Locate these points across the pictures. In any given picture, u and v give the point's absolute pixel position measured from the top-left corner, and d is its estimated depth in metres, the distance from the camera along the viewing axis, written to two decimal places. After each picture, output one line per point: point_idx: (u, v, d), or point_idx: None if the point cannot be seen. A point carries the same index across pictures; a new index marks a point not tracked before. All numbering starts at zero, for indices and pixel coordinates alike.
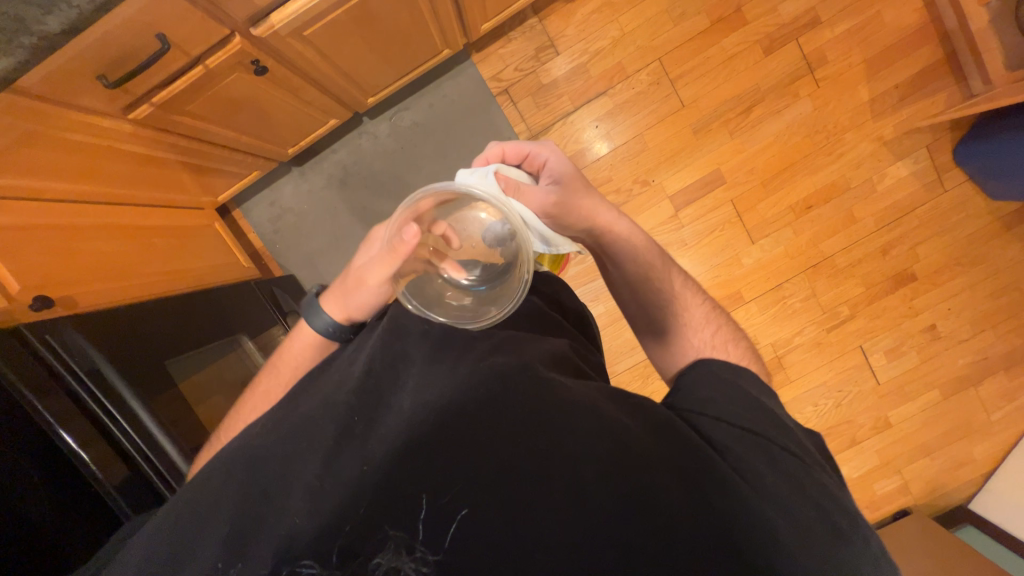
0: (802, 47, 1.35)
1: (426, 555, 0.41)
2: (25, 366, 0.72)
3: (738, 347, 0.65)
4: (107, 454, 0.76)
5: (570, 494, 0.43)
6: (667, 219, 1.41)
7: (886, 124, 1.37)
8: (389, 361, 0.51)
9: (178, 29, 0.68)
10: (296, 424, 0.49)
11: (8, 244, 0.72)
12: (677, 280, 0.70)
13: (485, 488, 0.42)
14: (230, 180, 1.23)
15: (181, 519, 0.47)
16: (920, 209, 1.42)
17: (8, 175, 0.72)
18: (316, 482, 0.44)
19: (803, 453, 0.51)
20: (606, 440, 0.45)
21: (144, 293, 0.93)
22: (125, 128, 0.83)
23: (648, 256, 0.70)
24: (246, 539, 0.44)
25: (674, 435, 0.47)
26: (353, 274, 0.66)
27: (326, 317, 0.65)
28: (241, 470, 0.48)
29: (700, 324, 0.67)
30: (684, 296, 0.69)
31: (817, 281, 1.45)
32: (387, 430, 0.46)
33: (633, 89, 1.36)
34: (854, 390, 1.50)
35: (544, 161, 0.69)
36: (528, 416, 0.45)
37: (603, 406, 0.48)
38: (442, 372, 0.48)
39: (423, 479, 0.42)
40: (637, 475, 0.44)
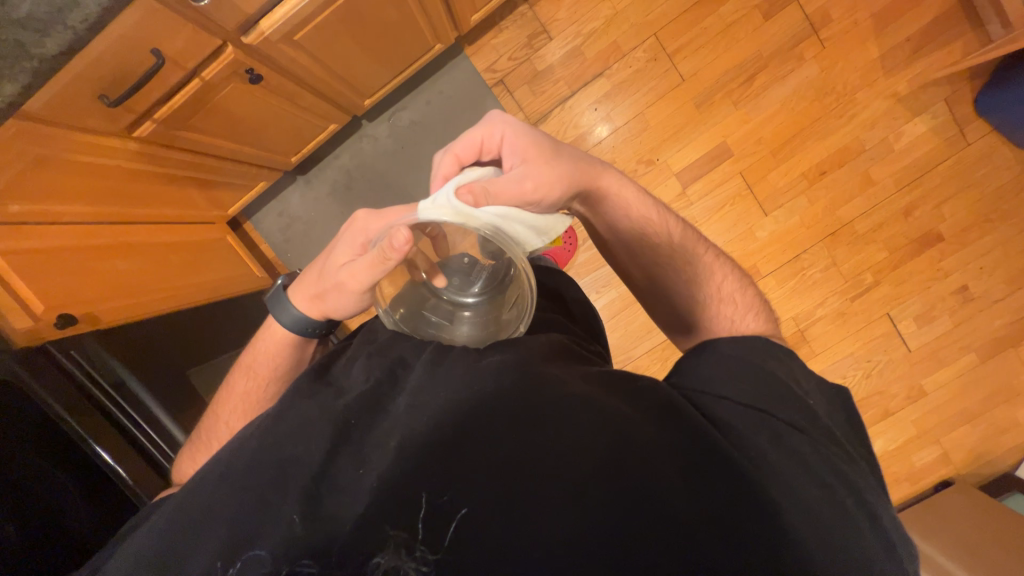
0: (804, 8, 1.30)
1: (425, 554, 0.40)
2: (54, 381, 0.75)
3: (745, 296, 0.65)
4: (136, 464, 0.79)
5: (568, 484, 0.42)
6: (675, 198, 1.38)
7: (899, 80, 1.31)
8: (389, 367, 0.54)
9: (170, 43, 0.70)
10: (292, 426, 0.50)
11: (25, 265, 0.74)
12: (677, 233, 0.68)
13: (482, 483, 0.42)
14: (238, 193, 1.26)
15: (180, 520, 0.47)
16: (942, 166, 1.35)
17: (25, 199, 0.75)
18: (313, 485, 0.45)
19: (816, 433, 0.49)
20: (606, 431, 0.44)
21: (163, 306, 0.96)
22: (130, 147, 0.85)
23: (644, 214, 0.68)
24: (245, 542, 0.43)
25: (680, 421, 0.46)
26: (329, 276, 0.63)
27: (298, 317, 0.68)
28: (237, 474, 0.48)
29: (707, 278, 0.65)
30: (688, 249, 0.67)
31: (837, 249, 1.40)
32: (384, 434, 0.47)
33: (630, 68, 1.33)
34: (884, 359, 1.45)
35: (501, 141, 0.60)
36: (523, 410, 0.45)
37: (601, 396, 0.48)
38: (438, 378, 0.50)
39: (419, 479, 0.42)
40: (637, 466, 0.43)
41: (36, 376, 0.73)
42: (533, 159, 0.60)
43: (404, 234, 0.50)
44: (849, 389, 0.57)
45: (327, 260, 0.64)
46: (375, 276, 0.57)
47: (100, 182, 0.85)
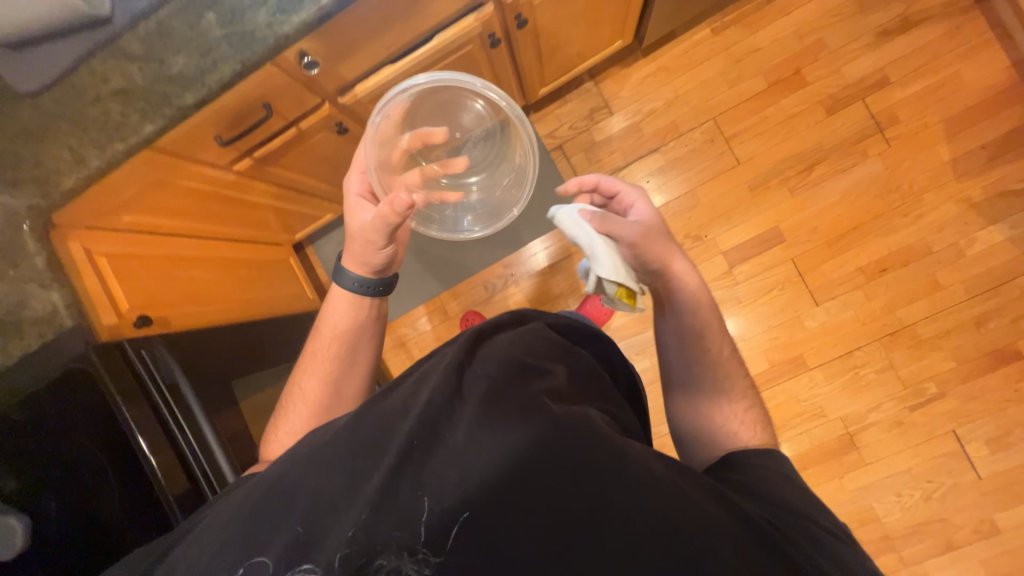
0: (870, 107, 1.30)
1: (428, 557, 0.45)
2: (116, 370, 0.77)
3: (753, 414, 0.74)
4: (171, 466, 0.78)
5: (614, 541, 0.46)
6: (720, 275, 1.37)
7: (971, 186, 1.27)
8: (450, 395, 0.53)
9: (280, 101, 0.78)
10: (362, 439, 0.52)
11: (122, 268, 0.86)
12: (719, 344, 0.77)
13: (536, 526, 0.46)
14: (307, 221, 1.39)
15: (252, 519, 0.50)
16: (1022, 278, 1.26)
17: (138, 214, 0.89)
18: (377, 500, 0.47)
19: (813, 513, 0.58)
20: (652, 497, 0.48)
21: (227, 317, 1.06)
22: (228, 177, 0.95)
23: (705, 317, 0.77)
24: (307, 544, 0.46)
25: (719, 500, 0.53)
26: (362, 231, 0.77)
27: (354, 278, 0.81)
28: (312, 482, 0.50)
29: (729, 389, 0.76)
30: (722, 359, 0.77)
31: (895, 352, 1.32)
32: (444, 463, 0.48)
33: (686, 147, 1.38)
34: (947, 482, 1.30)
35: (630, 205, 0.78)
36: (581, 463, 0.48)
37: (648, 468, 0.51)
38: (504, 417, 0.50)
39: (481, 511, 0.46)
40: (670, 538, 0.47)
41: (104, 363, 0.76)
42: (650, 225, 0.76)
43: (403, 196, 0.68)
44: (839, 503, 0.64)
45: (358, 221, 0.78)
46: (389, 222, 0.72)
47: (199, 202, 0.96)
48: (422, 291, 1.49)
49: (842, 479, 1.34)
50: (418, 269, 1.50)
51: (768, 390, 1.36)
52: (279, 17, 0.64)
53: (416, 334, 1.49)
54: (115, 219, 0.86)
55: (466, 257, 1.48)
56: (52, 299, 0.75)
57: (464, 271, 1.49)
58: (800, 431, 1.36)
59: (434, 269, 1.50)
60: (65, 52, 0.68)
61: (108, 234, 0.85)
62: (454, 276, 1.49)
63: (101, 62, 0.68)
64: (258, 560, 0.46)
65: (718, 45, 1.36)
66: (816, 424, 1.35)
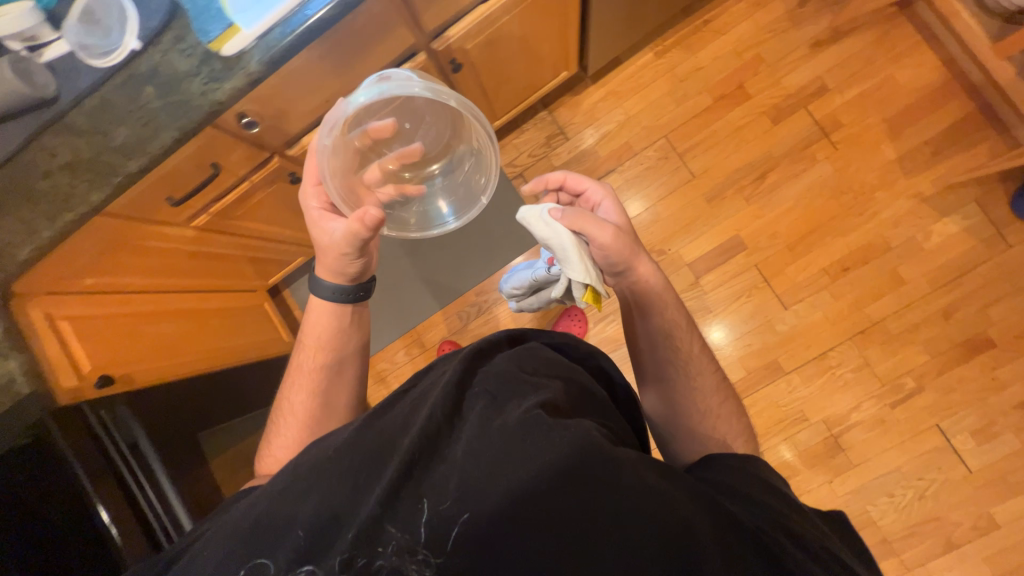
0: (812, 113, 1.35)
1: (428, 558, 0.47)
2: (76, 440, 0.80)
3: (738, 421, 0.73)
4: (131, 530, 0.80)
5: (608, 545, 0.47)
6: (688, 287, 1.38)
7: (920, 181, 1.30)
8: (450, 412, 0.56)
9: (227, 158, 0.83)
10: (368, 452, 0.55)
11: (86, 329, 0.87)
12: (694, 348, 0.76)
13: (532, 531, 0.48)
14: (279, 266, 1.41)
15: (257, 528, 0.51)
16: (983, 267, 1.28)
17: (102, 275, 0.91)
18: (378, 507, 0.49)
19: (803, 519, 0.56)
20: (646, 506, 0.48)
21: (192, 368, 1.07)
22: (187, 234, 1.00)
23: (675, 321, 0.75)
24: (313, 548, 0.48)
25: (709, 507, 0.52)
26: (332, 241, 0.75)
27: (330, 287, 0.80)
28: (318, 490, 0.52)
29: (710, 393, 0.74)
30: (700, 363, 0.75)
31: (869, 349, 1.32)
32: (444, 473, 0.51)
33: (642, 165, 1.42)
34: (938, 478, 1.28)
35: (598, 204, 0.79)
36: (573, 470, 0.49)
37: (648, 476, 0.51)
38: (500, 426, 0.53)
39: (478, 514, 0.48)
40: (666, 547, 0.47)
41: (65, 434, 0.79)
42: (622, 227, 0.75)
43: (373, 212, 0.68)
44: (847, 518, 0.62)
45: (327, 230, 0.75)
46: (359, 236, 0.71)
47: (163, 260, 0.99)
48: (397, 325, 1.50)
49: (832, 484, 1.31)
50: (391, 304, 1.51)
51: (747, 398, 1.35)
52: (212, 85, 0.68)
53: (394, 368, 1.49)
54: (75, 283, 0.87)
55: (438, 289, 1.50)
56: (10, 369, 0.75)
57: (436, 303, 1.50)
58: (785, 438, 1.34)
59: (407, 302, 1.51)
60: (15, 134, 0.71)
61: (71, 297, 0.87)
62: (426, 308, 1.50)
63: (50, 138, 0.71)
64: (262, 560, 0.49)
65: (662, 68, 1.42)
66: (799, 429, 1.33)
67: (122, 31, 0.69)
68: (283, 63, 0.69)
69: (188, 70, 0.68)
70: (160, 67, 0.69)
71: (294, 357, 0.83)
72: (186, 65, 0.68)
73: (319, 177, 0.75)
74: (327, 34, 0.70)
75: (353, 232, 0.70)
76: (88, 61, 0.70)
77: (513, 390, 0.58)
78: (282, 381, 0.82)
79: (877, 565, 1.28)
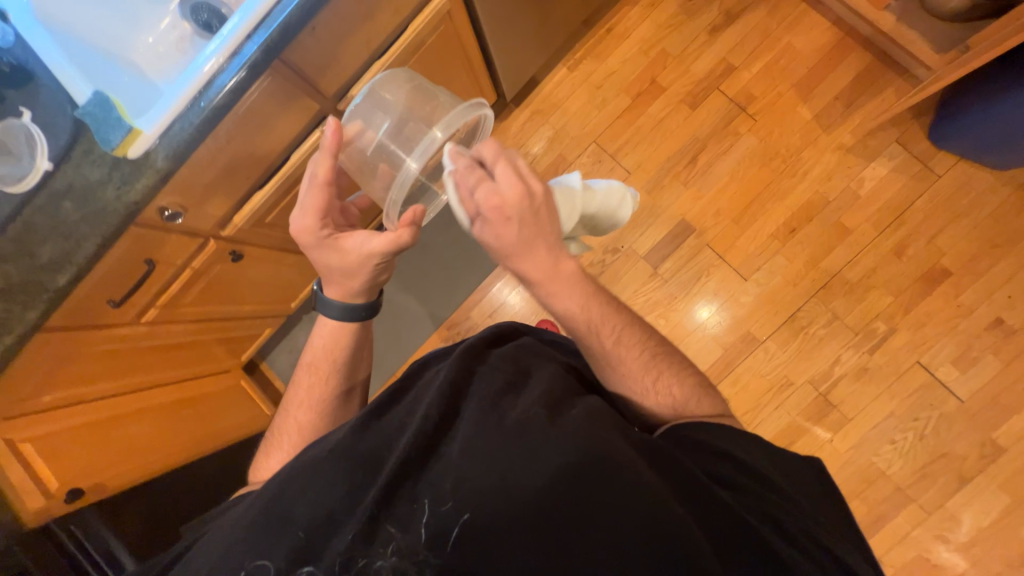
0: (726, 92, 1.42)
1: (428, 558, 0.49)
2: (44, 555, 0.82)
3: (684, 388, 0.61)
4: None
5: (597, 543, 0.48)
6: (648, 278, 1.40)
7: (841, 133, 1.37)
8: (447, 408, 0.56)
9: (161, 250, 0.86)
10: (364, 456, 0.55)
11: (47, 447, 0.88)
12: (612, 331, 0.60)
13: (526, 522, 0.49)
14: (250, 341, 1.39)
15: (248, 538, 0.52)
16: (919, 202, 1.33)
17: (61, 388, 0.91)
18: (376, 508, 0.51)
19: (812, 520, 0.52)
20: (637, 505, 0.48)
21: (164, 463, 1.07)
22: (140, 329, 0.99)
23: (573, 312, 0.57)
24: (312, 551, 0.50)
25: (703, 507, 0.49)
26: (352, 257, 0.67)
27: (346, 308, 0.71)
28: (312, 494, 0.53)
29: (639, 375, 0.60)
30: (618, 349, 0.60)
31: (834, 302, 1.33)
32: (440, 473, 0.52)
33: (579, 172, 1.46)
34: (934, 415, 1.28)
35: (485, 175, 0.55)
36: (567, 468, 0.50)
37: (643, 467, 0.50)
38: (495, 423, 0.54)
39: (473, 507, 0.50)
40: (656, 538, 0.47)
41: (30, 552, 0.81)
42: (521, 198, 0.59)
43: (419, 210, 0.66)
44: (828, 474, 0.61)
45: (345, 247, 0.67)
46: (400, 243, 0.66)
47: (120, 362, 0.99)
48: (378, 374, 1.49)
49: (833, 442, 1.30)
50: None
51: (729, 374, 1.35)
52: (125, 188, 0.71)
53: None
54: (32, 403, 0.87)
55: (410, 331, 1.51)
56: None
57: (412, 343, 1.50)
58: (777, 406, 1.33)
59: (383, 349, 1.50)
60: None
61: (27, 419, 0.87)
62: (404, 351, 1.50)
63: None
64: (261, 562, 0.51)
65: (578, 79, 1.48)
66: (788, 394, 1.33)
67: (31, 156, 0.73)
68: (189, 153, 0.73)
69: (100, 178, 0.72)
70: (74, 180, 0.72)
71: (299, 374, 0.73)
72: (98, 174, 0.72)
73: (328, 194, 0.66)
74: (228, 117, 0.75)
75: (399, 242, 0.66)
76: (3, 188, 0.72)
77: (505, 379, 0.59)
78: (282, 398, 0.74)
79: (897, 514, 1.26)
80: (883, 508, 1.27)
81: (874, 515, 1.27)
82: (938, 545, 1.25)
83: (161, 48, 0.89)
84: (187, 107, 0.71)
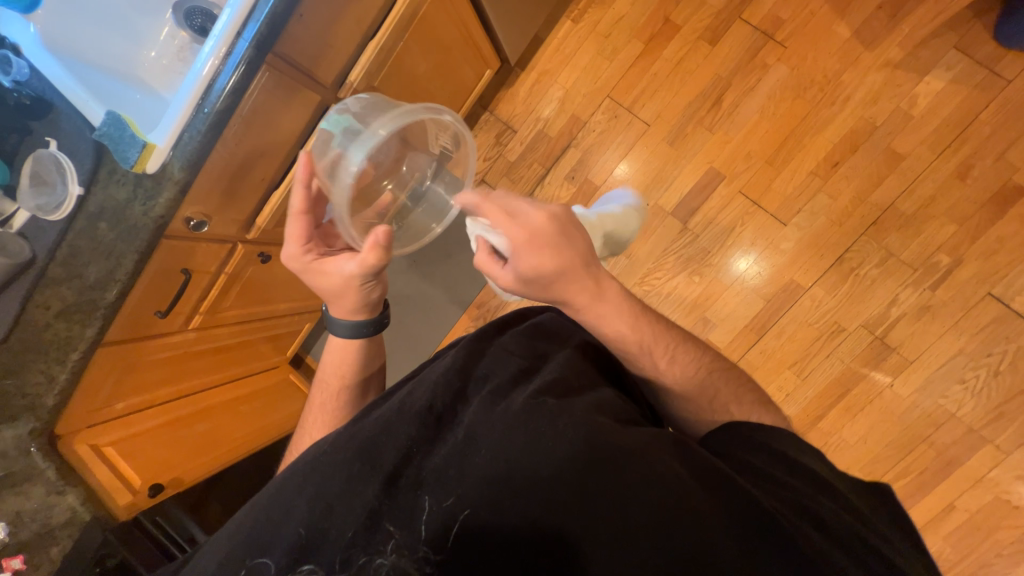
0: (750, 21, 1.29)
1: (428, 554, 0.51)
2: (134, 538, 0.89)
3: (745, 399, 0.68)
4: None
5: (605, 530, 0.49)
6: (678, 235, 1.33)
7: (887, 47, 1.22)
8: (450, 398, 0.62)
9: (194, 260, 0.90)
10: (367, 444, 0.58)
11: (125, 449, 0.96)
12: (673, 350, 0.69)
13: (523, 511, 0.51)
14: (292, 338, 1.46)
15: (264, 523, 0.56)
16: (985, 113, 1.18)
17: (129, 396, 0.98)
18: (375, 502, 0.54)
19: (840, 509, 0.53)
20: (649, 490, 0.50)
21: (229, 458, 1.14)
22: (189, 336, 1.05)
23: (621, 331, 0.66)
24: (313, 546, 0.53)
25: (722, 492, 0.51)
26: (334, 283, 0.72)
27: (351, 324, 0.77)
28: (316, 484, 0.56)
29: (704, 395, 0.68)
30: (677, 367, 0.68)
31: (887, 238, 1.23)
32: (442, 459, 0.56)
33: (595, 131, 1.39)
34: (1010, 348, 1.17)
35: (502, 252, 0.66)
36: (573, 456, 0.52)
37: (650, 448, 0.53)
38: (496, 411, 0.58)
39: (471, 498, 0.52)
40: (662, 522, 0.49)
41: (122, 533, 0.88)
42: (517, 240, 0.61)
43: (383, 230, 0.65)
44: (884, 486, 0.60)
45: (326, 277, 0.72)
46: (371, 266, 0.68)
47: (176, 368, 1.06)
48: (415, 356, 1.52)
49: (894, 387, 1.22)
50: (404, 337, 1.53)
51: (774, 326, 1.28)
52: (150, 203, 0.74)
53: None
54: (107, 411, 0.95)
55: (443, 313, 1.52)
56: (70, 503, 0.83)
57: (445, 323, 1.52)
58: (828, 355, 1.26)
59: (418, 332, 1.53)
60: (13, 299, 0.78)
61: (105, 424, 0.96)
62: (438, 330, 1.52)
63: (42, 294, 0.78)
64: (262, 560, 0.54)
65: (584, 30, 1.39)
66: (840, 341, 1.25)
67: (64, 183, 0.76)
68: (203, 161, 0.75)
69: (127, 197, 0.75)
70: (105, 202, 0.76)
71: (312, 395, 0.80)
72: (124, 193, 0.75)
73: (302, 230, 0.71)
74: (233, 120, 0.75)
75: (373, 263, 0.67)
76: (46, 217, 0.77)
77: (516, 367, 0.65)
78: (298, 422, 0.80)
79: (970, 458, 1.19)
80: (952, 452, 1.19)
81: (943, 460, 1.20)
82: (1018, 488, 1.17)
83: (165, 60, 0.90)
84: (192, 115, 0.72)
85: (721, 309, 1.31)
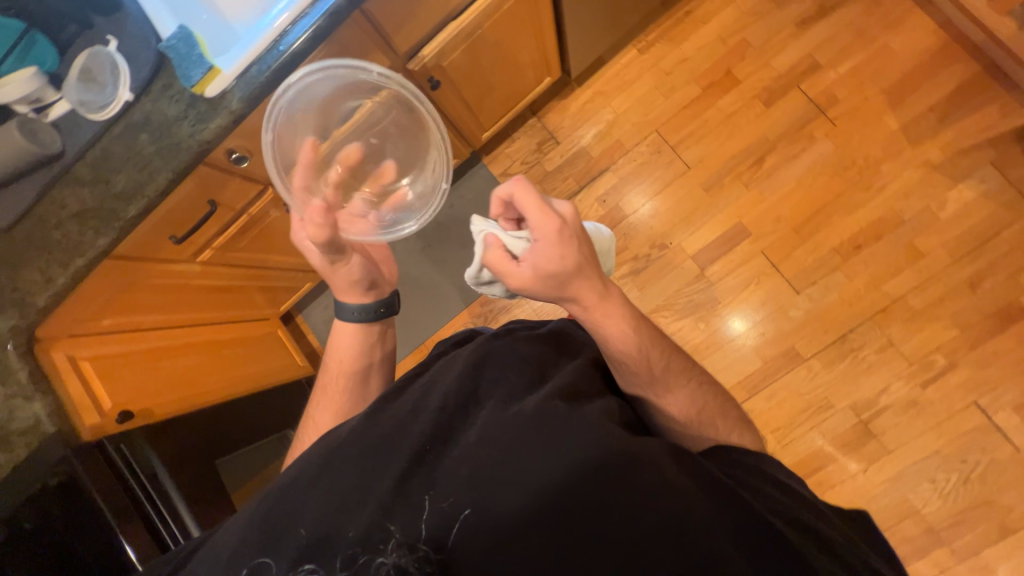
0: (807, 92, 1.33)
1: (428, 554, 0.50)
2: (95, 467, 0.84)
3: (734, 412, 0.66)
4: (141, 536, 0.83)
5: (611, 541, 0.48)
6: (693, 279, 1.35)
7: (929, 147, 1.27)
8: (463, 401, 0.60)
9: (222, 195, 0.87)
10: (376, 440, 0.57)
11: (103, 367, 0.92)
12: (669, 358, 0.64)
13: (534, 520, 0.50)
14: (289, 294, 1.42)
15: (273, 511, 0.55)
16: (1005, 231, 1.23)
17: (116, 316, 0.95)
18: (388, 499, 0.53)
19: (838, 534, 0.53)
20: (660, 502, 0.48)
21: (207, 400, 1.10)
22: (196, 267, 1.03)
23: (627, 333, 0.60)
24: (321, 542, 0.52)
25: (733, 506, 0.49)
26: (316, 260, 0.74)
27: (354, 306, 0.77)
28: (327, 478, 0.55)
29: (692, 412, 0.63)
30: (670, 379, 0.63)
31: (891, 328, 1.26)
32: (455, 460, 0.55)
33: (636, 161, 1.40)
34: (984, 459, 1.20)
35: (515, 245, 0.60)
36: (585, 463, 0.50)
37: (663, 461, 0.51)
38: (510, 413, 0.56)
39: (478, 502, 0.51)
40: (671, 534, 0.47)
41: (79, 458, 0.82)
42: (546, 233, 0.55)
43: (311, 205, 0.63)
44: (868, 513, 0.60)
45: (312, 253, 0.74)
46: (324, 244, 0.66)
47: (171, 298, 1.03)
48: (407, 339, 1.50)
49: (866, 473, 1.24)
50: (400, 318, 1.51)
51: (765, 389, 1.30)
52: (199, 125, 0.73)
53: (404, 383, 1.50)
54: (96, 324, 0.92)
55: (444, 304, 1.50)
56: (35, 411, 0.79)
57: (444, 314, 1.50)
58: (810, 428, 1.28)
59: (416, 317, 1.51)
60: (30, 189, 0.75)
61: (93, 339, 0.92)
62: (435, 319, 1.50)
63: (62, 192, 0.75)
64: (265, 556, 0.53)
65: (648, 62, 1.41)
66: (825, 417, 1.27)
67: (115, 85, 0.74)
68: (263, 97, 0.73)
69: (177, 114, 0.73)
70: (152, 114, 0.74)
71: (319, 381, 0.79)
72: (175, 110, 0.73)
73: None
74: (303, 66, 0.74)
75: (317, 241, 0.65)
76: (87, 115, 0.75)
77: (531, 376, 0.62)
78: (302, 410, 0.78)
79: (924, 556, 1.20)
80: (908, 548, 1.21)
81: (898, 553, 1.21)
82: None
83: None
84: (265, 51, 0.71)
85: (718, 360, 1.32)
